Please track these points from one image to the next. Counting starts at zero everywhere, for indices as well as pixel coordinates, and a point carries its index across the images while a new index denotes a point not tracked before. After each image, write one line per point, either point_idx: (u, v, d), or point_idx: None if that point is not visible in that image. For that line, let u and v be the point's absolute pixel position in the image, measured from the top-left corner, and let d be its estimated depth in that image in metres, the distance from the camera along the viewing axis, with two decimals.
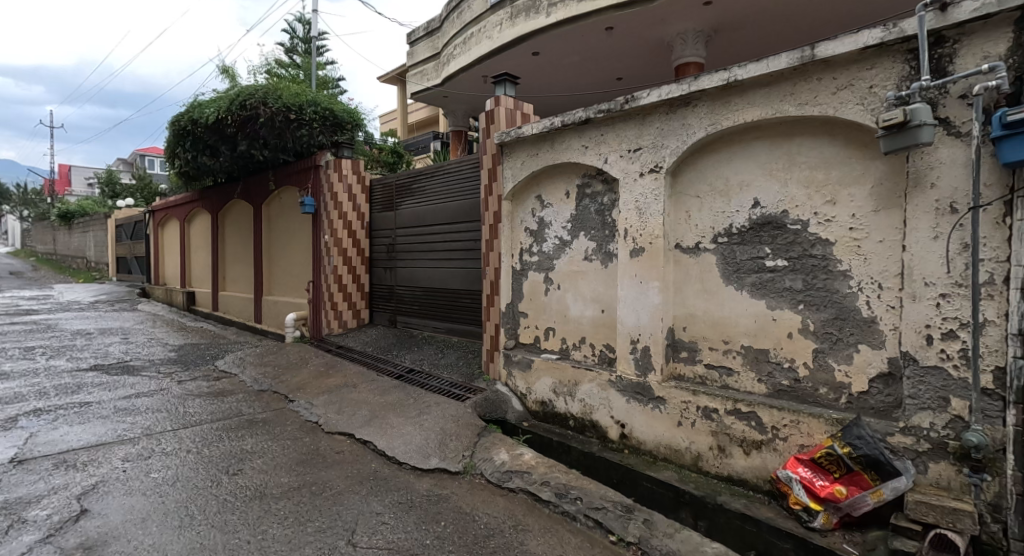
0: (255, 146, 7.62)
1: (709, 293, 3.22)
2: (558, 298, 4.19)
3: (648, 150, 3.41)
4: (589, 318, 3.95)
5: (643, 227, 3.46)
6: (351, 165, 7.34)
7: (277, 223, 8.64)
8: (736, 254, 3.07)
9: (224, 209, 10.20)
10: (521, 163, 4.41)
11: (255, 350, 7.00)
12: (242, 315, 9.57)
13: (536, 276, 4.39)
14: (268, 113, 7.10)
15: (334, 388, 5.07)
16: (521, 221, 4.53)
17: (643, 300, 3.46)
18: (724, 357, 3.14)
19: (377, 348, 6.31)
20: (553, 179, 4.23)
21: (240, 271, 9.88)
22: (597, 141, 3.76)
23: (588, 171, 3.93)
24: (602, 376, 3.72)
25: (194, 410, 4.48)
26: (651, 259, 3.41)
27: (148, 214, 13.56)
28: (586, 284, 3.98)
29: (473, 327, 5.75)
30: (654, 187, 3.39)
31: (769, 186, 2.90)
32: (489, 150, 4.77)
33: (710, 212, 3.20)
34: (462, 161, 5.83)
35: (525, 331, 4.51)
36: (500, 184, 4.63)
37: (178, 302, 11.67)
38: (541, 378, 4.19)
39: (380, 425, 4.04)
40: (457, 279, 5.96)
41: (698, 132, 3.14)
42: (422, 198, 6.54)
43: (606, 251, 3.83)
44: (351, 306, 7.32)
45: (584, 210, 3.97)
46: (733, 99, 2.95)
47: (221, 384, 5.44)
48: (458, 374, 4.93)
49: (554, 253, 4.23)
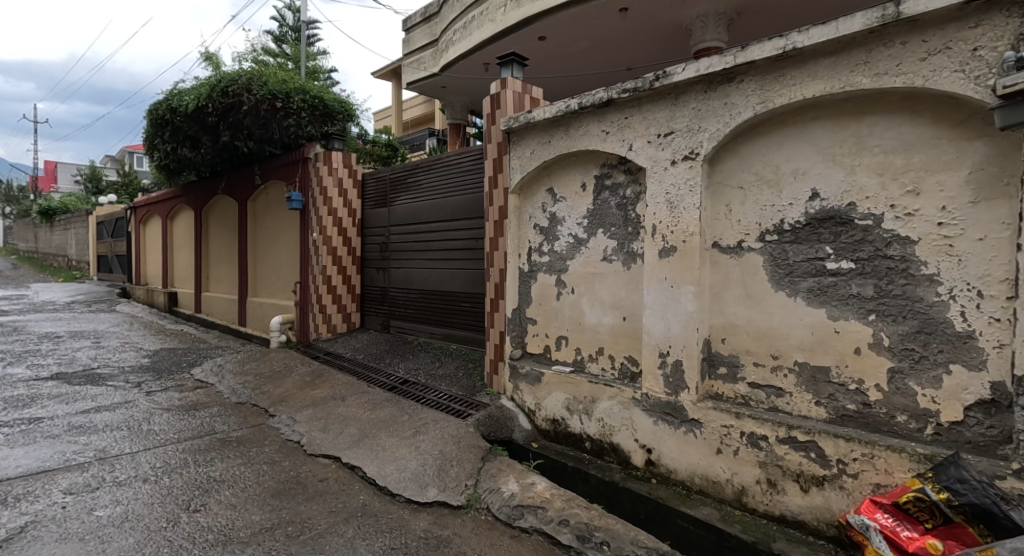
0: (238, 137, 7.10)
1: (753, 300, 2.78)
2: (572, 303, 3.75)
3: (681, 135, 2.97)
4: (608, 326, 3.51)
5: (674, 223, 3.01)
6: (342, 157, 6.84)
7: (263, 220, 8.13)
8: (789, 254, 2.63)
9: (209, 205, 9.65)
10: (530, 152, 3.96)
11: (236, 356, 6.47)
12: (226, 317, 9.03)
13: (547, 279, 3.94)
14: (252, 101, 6.58)
15: (320, 401, 4.57)
16: (529, 217, 4.07)
17: (673, 307, 3.01)
18: (771, 374, 2.69)
19: (369, 355, 5.83)
20: (567, 169, 3.78)
21: (224, 270, 9.35)
22: (620, 126, 3.32)
23: (608, 160, 3.48)
24: (624, 393, 3.27)
25: (159, 427, 3.96)
26: (684, 261, 2.96)
27: (130, 210, 12.97)
28: (604, 288, 3.53)
29: (474, 334, 5.28)
30: (689, 177, 2.94)
31: (832, 174, 2.46)
32: (494, 138, 4.31)
33: (756, 206, 2.75)
34: (463, 153, 5.37)
35: (533, 339, 4.06)
36: (507, 176, 4.18)
37: (159, 303, 11.11)
38: (552, 394, 3.74)
39: (370, 447, 3.55)
40: (456, 281, 5.50)
41: (744, 112, 2.69)
42: (419, 193, 6.07)
43: (628, 251, 3.38)
44: (341, 310, 6.82)
45: (604, 204, 3.52)
46: (789, 71, 2.50)
47: (195, 395, 4.91)
48: (458, 387, 4.46)
49: (567, 252, 3.79)
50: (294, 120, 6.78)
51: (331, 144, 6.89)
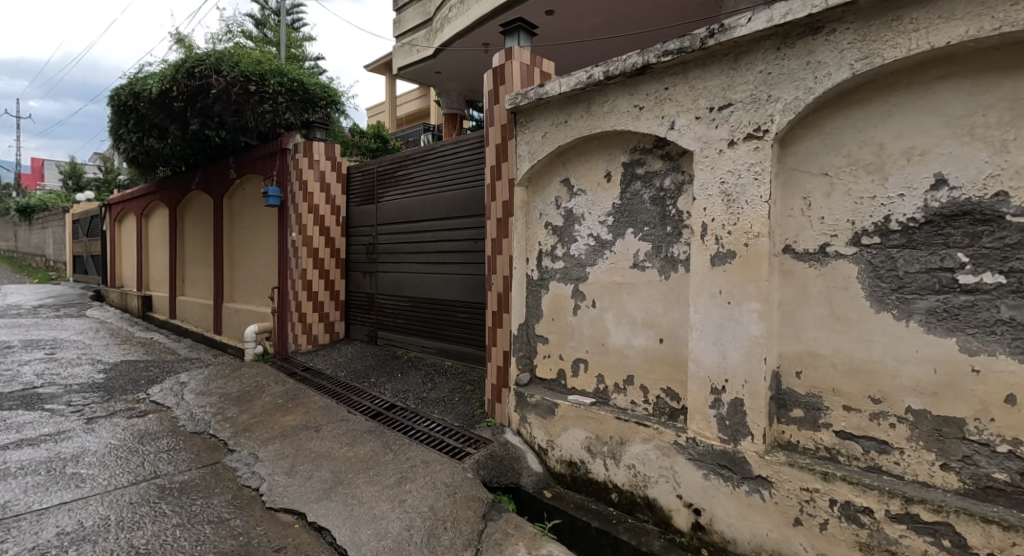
0: (209, 126, 6.36)
1: (842, 322, 2.10)
2: (594, 319, 3.11)
3: (742, 108, 2.30)
4: (639, 349, 2.86)
5: (732, 222, 2.36)
6: (324, 149, 6.14)
7: (240, 218, 7.43)
8: (899, 263, 1.95)
9: (184, 201, 8.91)
10: (542, 135, 3.28)
11: (204, 371, 5.75)
12: (201, 324, 8.31)
13: (562, 289, 3.29)
14: (222, 83, 5.85)
15: (291, 431, 3.88)
16: (540, 215, 3.41)
17: (732, 328, 2.36)
18: (869, 422, 2.02)
19: (352, 372, 5.13)
20: (588, 156, 3.12)
21: (199, 273, 8.63)
22: (658, 100, 2.65)
23: (640, 143, 2.82)
24: (663, 436, 2.61)
25: (85, 469, 3.24)
26: (747, 270, 2.31)
27: (105, 208, 12.19)
28: (635, 302, 2.88)
29: (472, 349, 4.60)
30: (755, 162, 2.28)
31: (969, 152, 1.79)
32: (497, 119, 3.63)
33: (848, 197, 2.08)
34: (460, 140, 4.69)
35: (543, 361, 3.40)
36: (512, 165, 3.51)
37: (134, 308, 10.37)
38: (569, 430, 3.08)
39: (343, 500, 2.86)
40: (451, 287, 4.83)
41: (836, 72, 2.01)
42: (410, 187, 5.39)
43: (667, 256, 2.73)
44: (323, 318, 6.11)
45: (635, 198, 2.87)
46: (908, 12, 1.82)
47: (145, 422, 4.19)
48: (453, 415, 3.79)
49: (587, 257, 3.13)
50: (270, 105, 6.04)
51: (313, 133, 6.17)
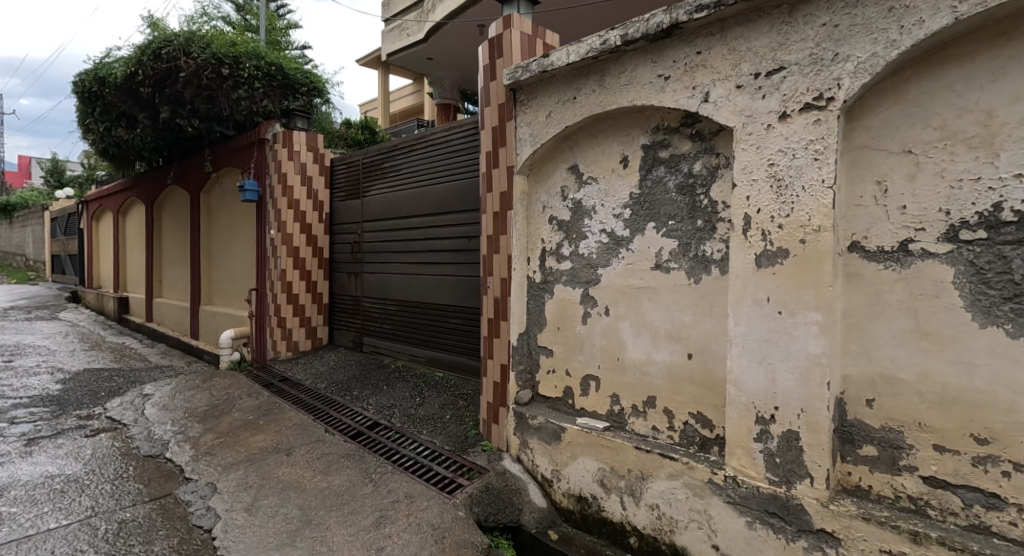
0: (180, 114, 5.85)
1: (931, 339, 1.66)
2: (608, 330, 2.67)
3: (798, 72, 1.86)
4: (663, 365, 2.43)
5: (783, 213, 1.91)
6: (306, 139, 5.65)
7: (218, 215, 6.94)
8: (1017, 264, 1.51)
9: (161, 197, 8.39)
10: (546, 115, 2.84)
11: (172, 381, 5.25)
12: (178, 328, 7.81)
13: (568, 294, 2.85)
14: (192, 66, 5.34)
15: (259, 454, 3.42)
16: (543, 208, 2.97)
17: (784, 344, 1.91)
18: (970, 468, 1.58)
19: (333, 383, 4.66)
20: (600, 139, 2.67)
21: (176, 273, 8.13)
22: (688, 67, 2.20)
23: (664, 120, 2.39)
24: (695, 473, 2.17)
25: (8, 506, 2.77)
26: (804, 272, 1.86)
27: (82, 205, 11.65)
28: (658, 310, 2.45)
29: (465, 359, 4.15)
30: (814, 137, 1.83)
31: None
32: (494, 98, 3.17)
33: (941, 180, 1.63)
34: (452, 127, 4.23)
35: (547, 377, 2.96)
36: (512, 150, 3.05)
37: (109, 310, 9.85)
38: (579, 459, 2.64)
39: (309, 547, 2.41)
40: (442, 289, 4.38)
41: (930, 19, 1.57)
42: (397, 180, 4.92)
43: (697, 255, 2.30)
44: (304, 323, 5.62)
45: (657, 186, 2.44)
46: None
47: (93, 444, 3.69)
48: (443, 437, 3.34)
49: (600, 257, 2.69)
50: (246, 91, 5.54)
51: (293, 122, 5.69)
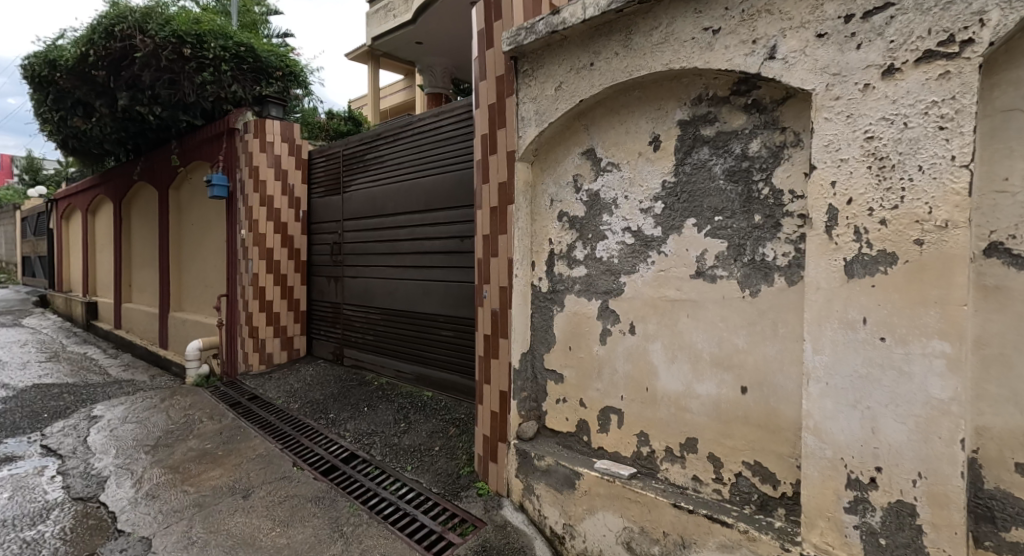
0: (140, 101, 5.26)
1: None
2: (634, 352, 2.16)
3: (915, 8, 1.34)
4: (707, 400, 1.93)
5: (888, 203, 1.40)
6: (280, 129, 5.09)
7: (188, 213, 6.37)
8: None
9: (130, 194, 7.77)
10: (556, 87, 2.33)
11: (128, 400, 4.66)
12: (146, 336, 7.21)
13: (583, 307, 2.34)
14: (150, 45, 4.76)
15: (211, 495, 2.88)
16: (551, 202, 2.47)
17: (891, 384, 1.39)
18: None
19: (308, 403, 4.10)
20: (623, 115, 2.18)
21: (145, 276, 7.53)
22: (745, 15, 1.69)
23: (710, 88, 1.89)
24: (758, 547, 1.66)
25: None
26: (922, 286, 1.34)
27: (51, 204, 11.00)
28: (700, 330, 1.95)
29: (457, 377, 3.63)
30: (939, 98, 1.32)
31: None
32: (491, 71, 2.65)
33: None
34: (441, 112, 3.71)
35: (556, 408, 2.45)
36: (512, 132, 2.52)
37: (78, 316, 9.22)
38: (599, 514, 2.13)
39: None
40: (431, 297, 3.86)
41: None
42: (381, 173, 4.39)
43: (754, 261, 1.80)
44: (278, 333, 5.06)
45: (699, 172, 1.94)
46: None
47: (15, 483, 3.12)
48: (431, 476, 2.82)
49: (624, 260, 2.19)
50: (212, 74, 4.97)
51: (267, 110, 5.14)
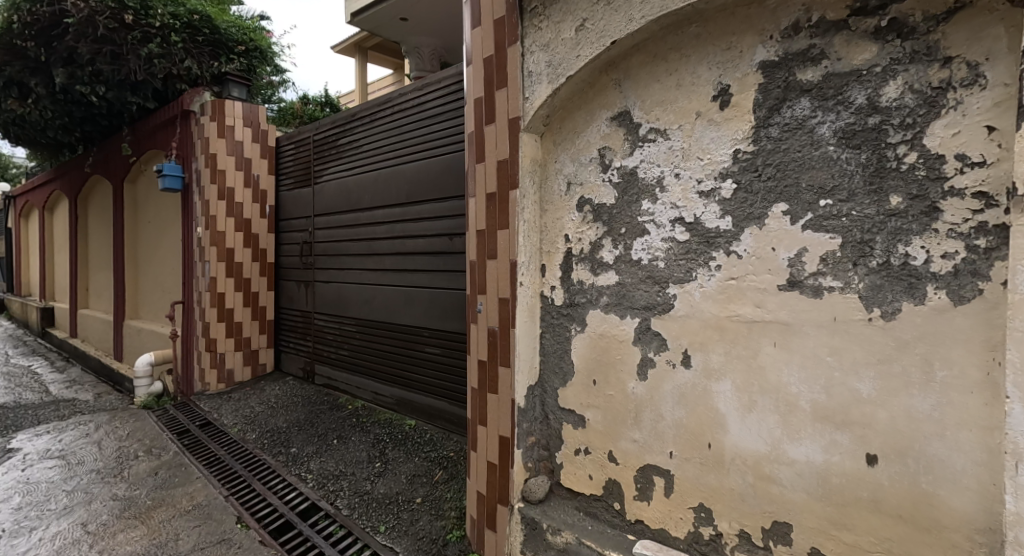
0: (79, 79, 4.58)
1: None
2: (688, 393, 1.54)
3: None
4: (807, 470, 1.31)
5: None
6: (242, 111, 4.41)
7: (144, 209, 5.66)
8: None
9: (85, 190, 7.03)
10: (576, 27, 1.71)
11: (57, 426, 3.96)
12: (101, 347, 6.48)
13: (613, 327, 1.71)
14: (84, 9, 4.09)
15: None
16: (568, 186, 1.85)
17: None
18: None
19: (267, 433, 3.43)
20: (672, 61, 1.56)
21: (101, 280, 6.80)
22: None
23: (812, 10, 1.28)
24: None
25: None
26: None
27: (9, 201, 10.16)
28: (794, 367, 1.33)
29: (444, 404, 2.99)
30: None
31: None
32: (489, 14, 2.00)
33: None
34: (427, 86, 3.09)
35: (575, 461, 1.83)
36: (516, 93, 1.88)
37: (33, 323, 8.44)
38: None
39: None
40: (413, 306, 3.23)
41: None
42: (356, 159, 3.74)
43: (890, 266, 1.18)
44: (240, 346, 4.39)
45: (796, 135, 1.32)
46: None
47: None
48: (409, 541, 2.18)
49: (674, 263, 1.56)
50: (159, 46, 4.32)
51: (227, 89, 4.48)
